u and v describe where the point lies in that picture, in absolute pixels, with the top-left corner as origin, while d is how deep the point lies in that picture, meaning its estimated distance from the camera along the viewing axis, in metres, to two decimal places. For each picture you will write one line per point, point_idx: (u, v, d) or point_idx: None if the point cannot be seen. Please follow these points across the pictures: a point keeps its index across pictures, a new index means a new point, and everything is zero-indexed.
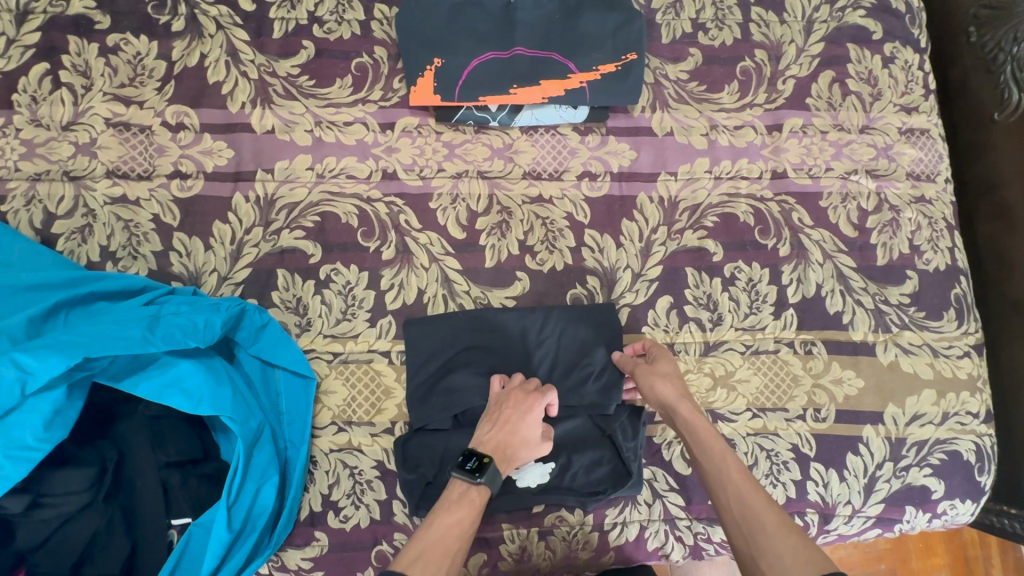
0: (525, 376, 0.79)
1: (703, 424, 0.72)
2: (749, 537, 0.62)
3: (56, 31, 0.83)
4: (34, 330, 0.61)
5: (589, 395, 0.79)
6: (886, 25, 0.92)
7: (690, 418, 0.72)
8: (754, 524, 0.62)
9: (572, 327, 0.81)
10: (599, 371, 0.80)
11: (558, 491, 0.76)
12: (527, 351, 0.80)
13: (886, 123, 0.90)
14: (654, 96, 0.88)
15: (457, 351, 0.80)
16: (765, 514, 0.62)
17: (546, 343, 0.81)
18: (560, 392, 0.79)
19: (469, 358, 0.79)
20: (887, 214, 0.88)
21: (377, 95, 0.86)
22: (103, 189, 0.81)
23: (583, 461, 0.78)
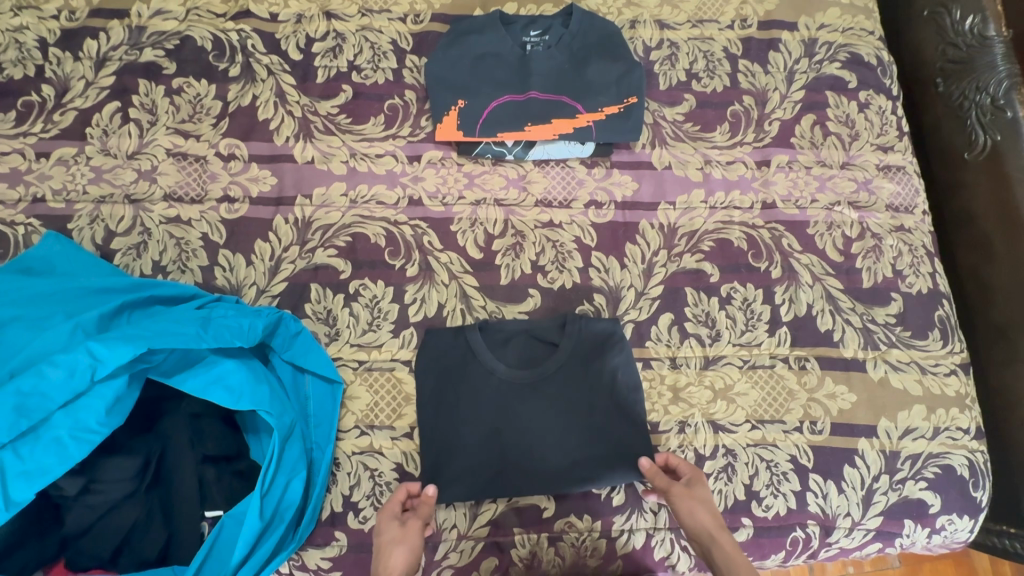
0: (533, 360, 0.86)
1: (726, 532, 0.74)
2: None
3: (129, 75, 0.95)
4: (103, 325, 0.68)
5: (591, 381, 0.85)
6: (860, 76, 1.03)
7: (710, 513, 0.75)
8: None
9: (579, 322, 0.88)
10: (605, 364, 0.86)
11: (565, 475, 0.82)
12: (534, 338, 0.87)
13: (865, 160, 0.99)
14: (653, 134, 0.98)
15: (470, 336, 0.86)
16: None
17: (552, 333, 0.87)
18: (565, 375, 0.85)
19: (484, 341, 0.86)
20: (870, 241, 0.95)
21: (406, 131, 0.96)
22: (160, 210, 0.90)
23: (589, 437, 0.83)
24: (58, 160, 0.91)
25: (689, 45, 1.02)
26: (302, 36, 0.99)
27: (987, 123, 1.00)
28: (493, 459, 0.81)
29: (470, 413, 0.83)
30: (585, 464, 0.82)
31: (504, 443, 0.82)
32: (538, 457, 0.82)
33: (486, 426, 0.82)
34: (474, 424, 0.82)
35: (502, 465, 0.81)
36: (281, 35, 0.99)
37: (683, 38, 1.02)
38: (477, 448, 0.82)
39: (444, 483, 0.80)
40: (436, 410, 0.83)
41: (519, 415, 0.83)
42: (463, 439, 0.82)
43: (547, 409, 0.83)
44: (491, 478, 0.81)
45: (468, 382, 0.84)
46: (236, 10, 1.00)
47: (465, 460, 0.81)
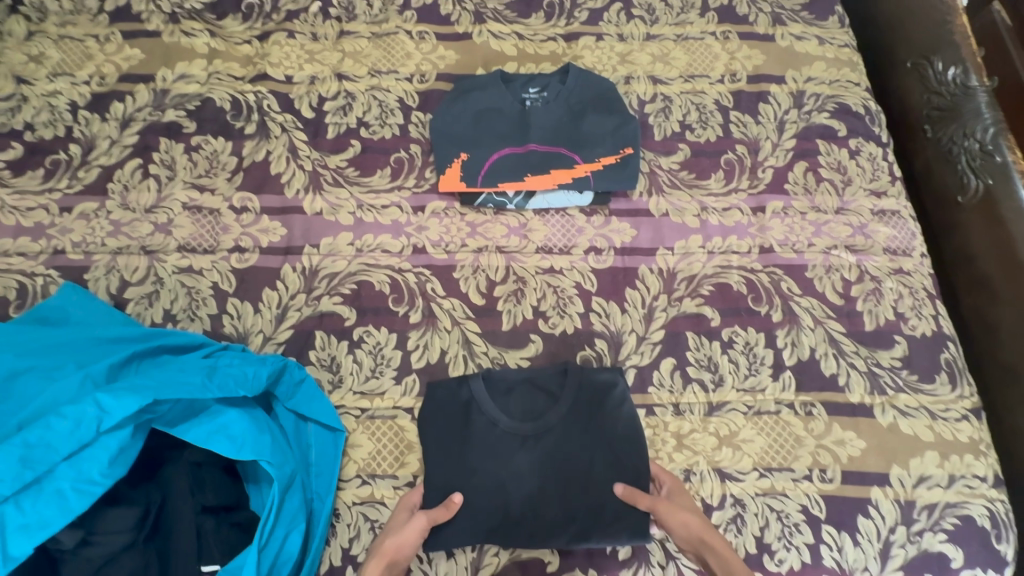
0: (536, 412, 0.85)
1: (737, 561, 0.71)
2: None
3: (151, 134, 1.01)
4: (111, 375, 0.69)
5: (593, 433, 0.84)
6: (849, 124, 1.06)
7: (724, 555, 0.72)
8: None
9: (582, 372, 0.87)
10: (608, 415, 0.85)
11: (564, 531, 0.80)
12: (537, 387, 0.87)
13: (859, 205, 1.01)
14: (650, 183, 1.01)
15: (472, 385, 0.86)
16: None
17: (554, 382, 0.87)
18: (566, 427, 0.84)
19: (485, 391, 0.86)
20: (870, 284, 0.96)
21: (411, 183, 1.00)
22: (173, 260, 0.93)
23: (592, 491, 0.81)
24: (79, 214, 0.95)
25: (681, 98, 1.07)
26: (314, 96, 1.05)
27: (977, 167, 1.02)
28: (494, 515, 0.80)
29: (471, 466, 0.82)
30: (586, 522, 0.80)
31: (503, 498, 0.80)
32: (538, 512, 0.80)
33: (487, 480, 0.81)
34: (474, 478, 0.81)
35: (501, 520, 0.80)
36: (295, 95, 1.05)
37: (676, 92, 1.07)
38: (476, 503, 0.80)
39: (442, 540, 0.78)
40: (437, 462, 0.82)
41: (520, 470, 0.82)
42: (461, 493, 0.80)
43: (548, 463, 0.82)
44: (488, 534, 0.79)
45: (470, 434, 0.83)
46: (254, 73, 1.06)
47: (465, 516, 0.80)
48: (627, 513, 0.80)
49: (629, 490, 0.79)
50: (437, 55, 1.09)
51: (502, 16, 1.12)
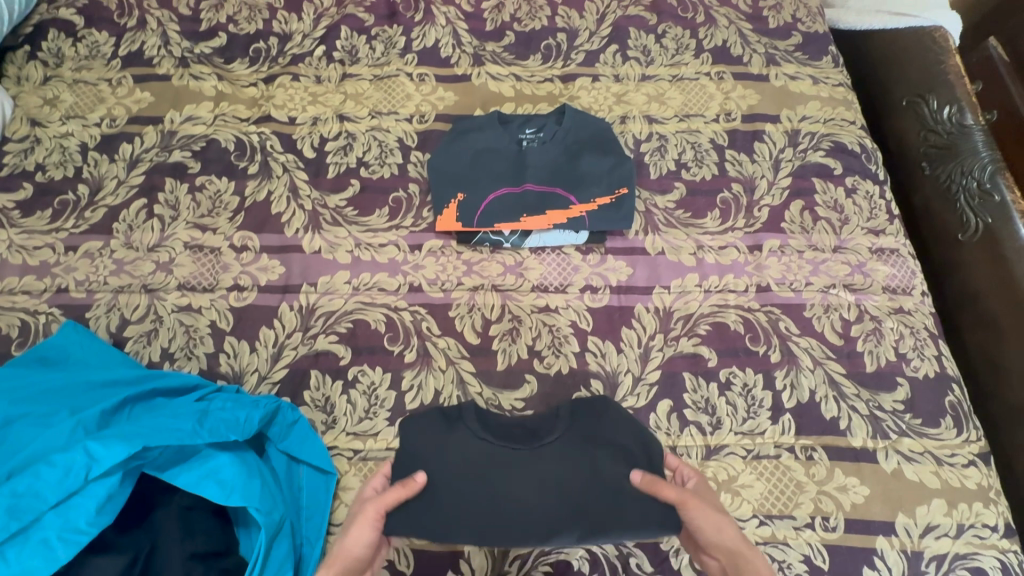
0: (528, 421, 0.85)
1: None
2: None
3: (157, 175, 1.03)
4: (104, 421, 0.69)
5: (590, 437, 0.83)
6: (845, 163, 1.06)
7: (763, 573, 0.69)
8: None
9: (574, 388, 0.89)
10: (605, 419, 0.85)
11: (569, 531, 0.75)
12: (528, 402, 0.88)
13: (857, 243, 1.00)
14: (645, 222, 1.02)
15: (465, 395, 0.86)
16: None
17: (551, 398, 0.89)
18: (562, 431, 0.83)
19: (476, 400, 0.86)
20: (870, 323, 0.94)
21: (409, 222, 1.01)
22: (173, 299, 0.94)
23: (596, 492, 0.78)
24: (84, 253, 0.97)
25: (677, 137, 1.08)
26: (316, 137, 1.07)
27: (976, 205, 1.02)
28: (492, 511, 0.77)
29: (464, 470, 0.79)
30: (595, 520, 0.76)
31: (498, 501, 0.77)
32: (536, 515, 0.76)
33: (481, 484, 0.78)
34: (466, 481, 0.78)
35: (497, 520, 0.76)
36: (297, 136, 1.08)
37: (671, 131, 1.09)
38: (471, 506, 0.77)
39: (435, 542, 0.73)
40: (429, 466, 0.80)
41: (521, 468, 0.80)
42: (454, 496, 0.77)
43: (546, 467, 0.80)
44: (484, 535, 0.74)
45: (461, 437, 0.82)
46: (259, 115, 1.09)
47: (458, 513, 0.76)
48: (646, 504, 0.76)
49: (648, 479, 0.75)
50: (436, 97, 1.12)
51: (500, 58, 1.15)
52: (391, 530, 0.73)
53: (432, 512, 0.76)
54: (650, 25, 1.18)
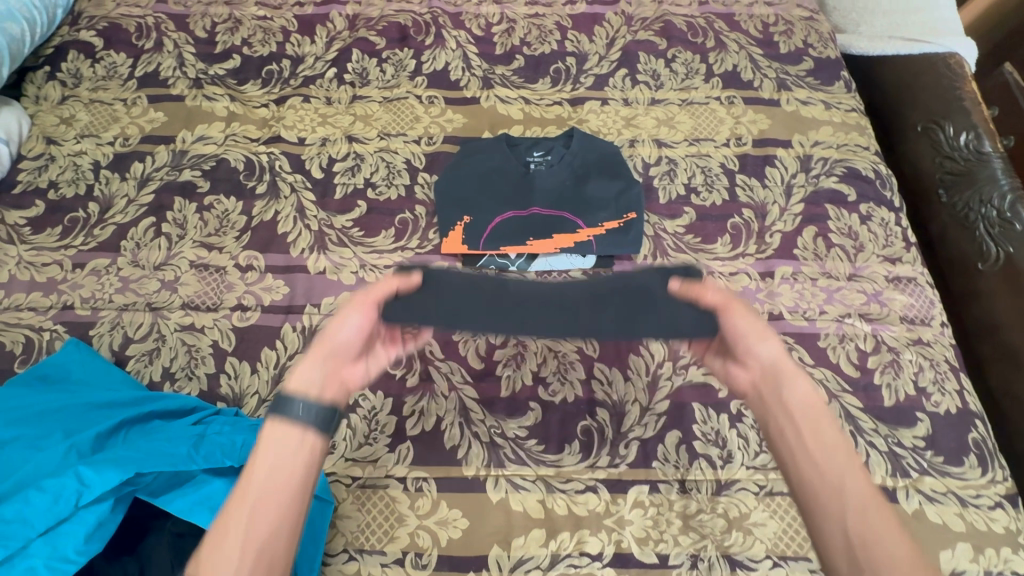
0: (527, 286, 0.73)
1: (829, 428, 0.62)
2: (824, 521, 0.58)
3: (167, 194, 1.04)
4: (98, 445, 0.69)
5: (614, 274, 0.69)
6: (859, 189, 1.04)
7: (774, 355, 0.66)
8: (877, 554, 0.54)
9: None
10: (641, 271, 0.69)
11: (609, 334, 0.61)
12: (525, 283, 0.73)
13: (873, 271, 0.98)
14: (655, 246, 0.99)
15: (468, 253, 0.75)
16: (888, 537, 0.55)
17: None
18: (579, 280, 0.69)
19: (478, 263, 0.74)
20: (887, 355, 0.91)
21: (414, 243, 1.00)
22: (176, 318, 0.94)
23: (631, 302, 0.65)
24: (91, 271, 0.97)
25: (687, 161, 1.07)
26: (325, 157, 1.08)
27: (997, 234, 0.99)
28: (504, 309, 0.62)
29: (464, 283, 0.66)
30: (625, 309, 0.64)
31: (508, 304, 0.63)
32: (562, 321, 0.62)
33: (487, 292, 0.65)
34: (466, 287, 0.66)
35: (507, 306, 0.63)
36: (306, 156, 1.08)
37: (681, 155, 1.08)
38: (476, 303, 0.63)
39: (436, 318, 0.61)
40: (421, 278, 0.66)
41: (535, 281, 0.69)
42: (454, 294, 0.65)
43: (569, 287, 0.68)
44: (493, 321, 0.60)
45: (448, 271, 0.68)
46: (269, 135, 1.10)
47: (467, 309, 0.62)
48: (691, 312, 0.64)
49: (686, 285, 0.65)
50: (445, 119, 1.12)
51: (509, 81, 1.15)
52: (386, 318, 0.63)
53: (431, 305, 0.63)
54: (660, 49, 1.18)
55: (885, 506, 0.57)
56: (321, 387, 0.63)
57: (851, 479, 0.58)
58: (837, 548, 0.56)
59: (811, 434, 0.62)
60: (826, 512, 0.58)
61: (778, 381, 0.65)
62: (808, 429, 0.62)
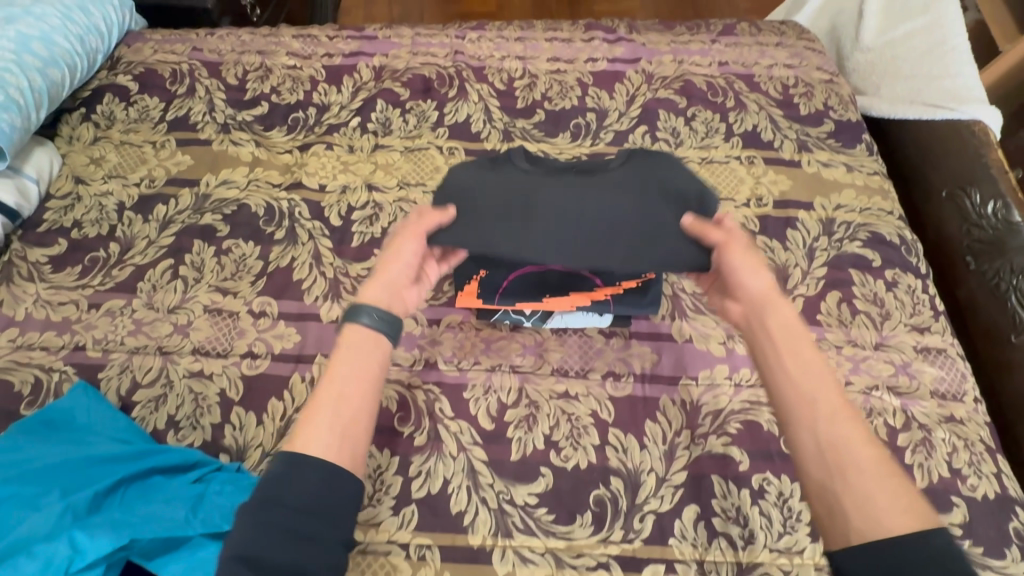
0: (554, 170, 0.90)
1: (804, 351, 0.69)
2: (833, 470, 0.60)
3: (187, 236, 1.05)
4: (96, 504, 0.67)
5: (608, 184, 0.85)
6: (884, 255, 1.02)
7: (788, 320, 0.71)
8: (852, 480, 0.59)
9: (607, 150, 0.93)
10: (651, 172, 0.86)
11: (605, 253, 0.78)
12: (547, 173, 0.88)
13: (900, 341, 0.94)
14: (673, 306, 0.98)
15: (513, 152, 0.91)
16: (862, 456, 0.60)
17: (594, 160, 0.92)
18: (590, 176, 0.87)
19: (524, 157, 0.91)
20: (918, 432, 0.87)
21: (429, 295, 1.00)
22: (186, 363, 0.93)
23: (637, 222, 0.80)
24: (105, 312, 0.97)
25: None
26: (344, 205, 1.09)
27: None
28: (518, 233, 0.78)
29: (495, 193, 0.83)
30: (624, 248, 0.78)
31: (530, 225, 0.79)
32: (568, 217, 0.79)
33: (513, 199, 0.82)
34: (497, 189, 0.83)
35: (533, 232, 0.78)
36: (326, 203, 1.09)
37: None
38: (502, 224, 0.79)
39: (471, 235, 0.78)
40: (455, 189, 0.83)
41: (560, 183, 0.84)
42: (482, 202, 0.81)
43: (581, 199, 0.81)
44: (520, 215, 0.80)
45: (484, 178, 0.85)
46: (291, 181, 1.12)
47: (491, 235, 0.78)
48: (688, 245, 0.78)
49: (698, 222, 0.78)
50: None
51: (529, 135, 1.17)
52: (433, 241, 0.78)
53: (469, 229, 0.78)
54: (680, 108, 1.19)
55: (875, 446, 0.61)
56: (387, 303, 0.75)
57: (844, 424, 0.62)
58: (811, 453, 0.62)
59: (790, 355, 0.69)
60: (801, 420, 0.64)
61: (761, 332, 0.73)
62: (788, 351, 0.69)
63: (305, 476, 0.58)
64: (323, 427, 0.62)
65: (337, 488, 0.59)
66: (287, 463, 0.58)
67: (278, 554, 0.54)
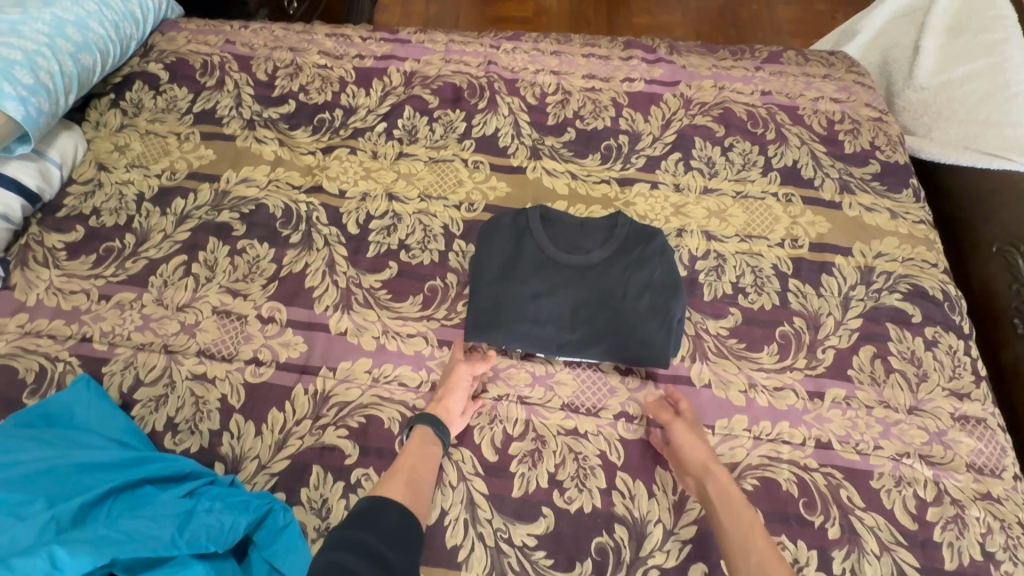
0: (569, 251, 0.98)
1: (735, 494, 0.77)
2: None
3: (202, 233, 1.03)
4: (80, 516, 0.65)
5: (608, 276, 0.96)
6: (925, 310, 0.96)
7: (723, 482, 0.78)
8: None
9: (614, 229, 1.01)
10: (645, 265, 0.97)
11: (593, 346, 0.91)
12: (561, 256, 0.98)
13: (937, 406, 0.88)
14: (694, 347, 0.94)
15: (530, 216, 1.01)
16: None
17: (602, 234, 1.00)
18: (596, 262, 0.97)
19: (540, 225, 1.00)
20: (950, 508, 0.81)
21: (441, 314, 0.96)
22: (189, 364, 0.91)
23: (626, 315, 0.93)
24: (115, 304, 0.96)
25: (736, 258, 1.01)
26: (363, 213, 1.06)
27: None
28: (525, 324, 0.93)
29: (511, 277, 0.96)
30: (609, 344, 0.91)
31: (534, 316, 0.93)
32: (566, 310, 0.94)
33: (526, 288, 0.95)
34: (512, 275, 0.97)
35: (535, 322, 0.93)
36: (344, 209, 1.07)
37: (730, 251, 1.02)
38: (513, 313, 0.94)
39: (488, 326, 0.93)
40: (481, 272, 0.98)
41: (565, 271, 0.97)
42: (501, 289, 0.96)
43: (582, 292, 0.95)
44: (526, 306, 0.94)
45: (504, 259, 0.99)
46: (311, 184, 1.10)
47: (503, 325, 0.93)
48: (662, 345, 0.91)
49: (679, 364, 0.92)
50: (489, 185, 1.10)
51: (558, 154, 1.13)
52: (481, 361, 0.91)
53: (488, 317, 0.94)
54: (717, 137, 1.14)
55: None
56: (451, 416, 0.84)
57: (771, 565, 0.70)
58: None
59: (722, 512, 0.76)
60: (735, 566, 0.72)
61: (709, 476, 0.78)
62: (726, 511, 0.75)
63: (386, 513, 0.69)
64: (399, 491, 0.73)
65: (409, 538, 0.68)
66: (371, 502, 0.70)
67: (362, 568, 0.61)
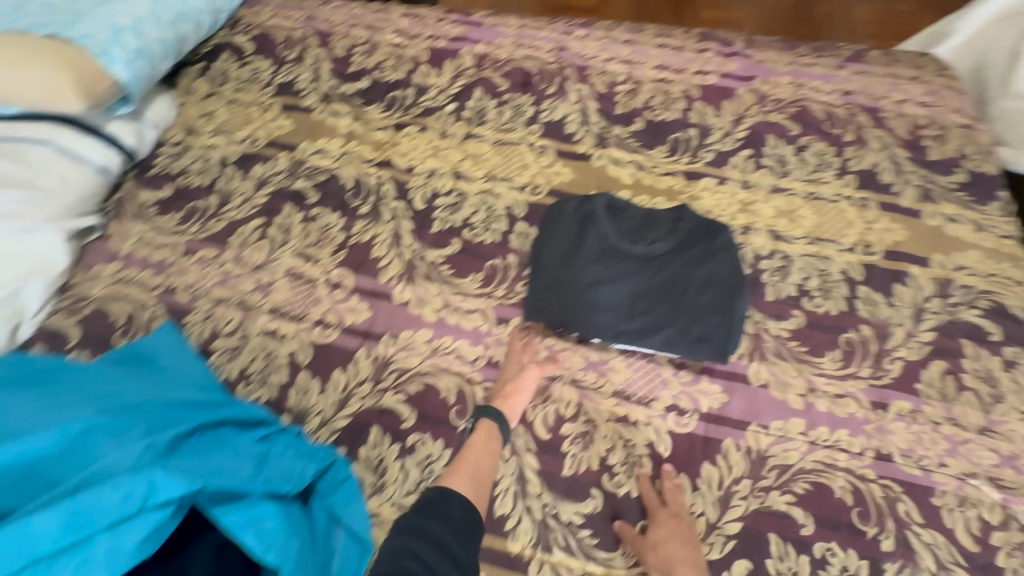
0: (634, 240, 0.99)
1: None
2: None
3: (279, 199, 1.09)
4: (172, 446, 0.70)
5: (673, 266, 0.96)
6: (1006, 329, 0.91)
7: None
8: None
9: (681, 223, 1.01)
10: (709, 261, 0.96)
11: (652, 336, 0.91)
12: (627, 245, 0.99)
13: (1011, 429, 0.84)
14: (753, 346, 0.92)
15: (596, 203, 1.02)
16: None
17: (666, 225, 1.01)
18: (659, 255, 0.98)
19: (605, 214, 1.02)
20: (1017, 535, 0.78)
21: (501, 293, 0.99)
22: (262, 321, 0.97)
23: (686, 308, 0.93)
24: (198, 259, 1.03)
25: (803, 260, 0.99)
26: (429, 190, 1.09)
27: None
28: (584, 310, 0.94)
29: (574, 262, 0.98)
30: (667, 336, 0.91)
31: (594, 302, 0.94)
32: (627, 299, 0.94)
33: (588, 273, 0.96)
34: (575, 260, 0.98)
35: (594, 307, 0.94)
36: (412, 185, 1.10)
37: (797, 252, 0.99)
38: (573, 296, 0.95)
39: (547, 307, 0.95)
40: (544, 255, 1.00)
41: (629, 260, 0.97)
42: (563, 273, 0.97)
43: (643, 282, 0.95)
44: (586, 291, 0.95)
45: (568, 244, 1.00)
46: (382, 159, 1.13)
47: (562, 308, 0.94)
48: (722, 342, 0.90)
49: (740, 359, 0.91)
50: (554, 171, 1.10)
51: (625, 144, 1.13)
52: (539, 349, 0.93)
53: (548, 298, 0.96)
54: (791, 135, 1.11)
55: None
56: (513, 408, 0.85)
57: None
58: None
59: None
60: None
61: None
62: None
63: (453, 504, 0.68)
64: (463, 482, 0.73)
65: (472, 533, 0.67)
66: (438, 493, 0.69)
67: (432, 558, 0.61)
